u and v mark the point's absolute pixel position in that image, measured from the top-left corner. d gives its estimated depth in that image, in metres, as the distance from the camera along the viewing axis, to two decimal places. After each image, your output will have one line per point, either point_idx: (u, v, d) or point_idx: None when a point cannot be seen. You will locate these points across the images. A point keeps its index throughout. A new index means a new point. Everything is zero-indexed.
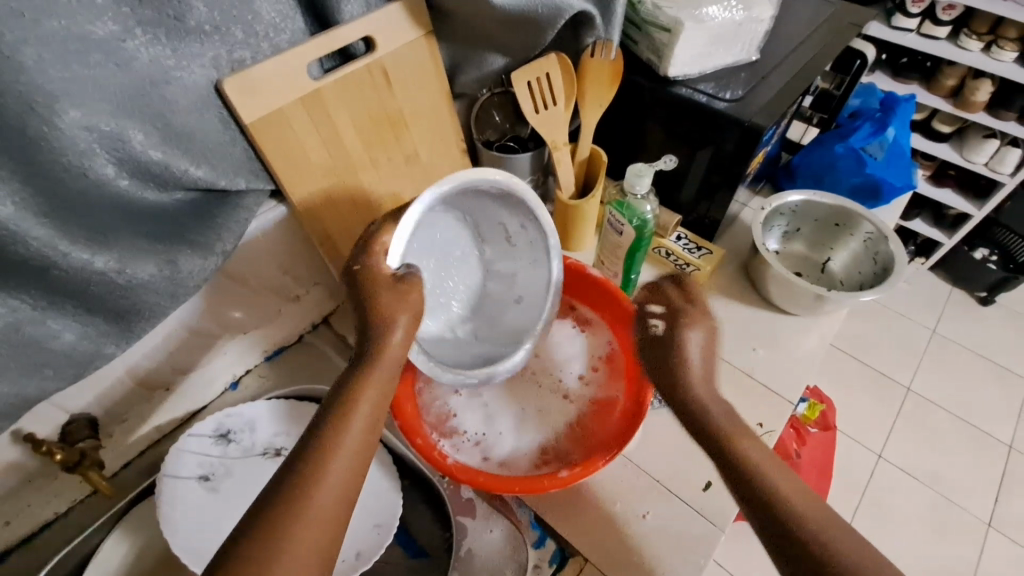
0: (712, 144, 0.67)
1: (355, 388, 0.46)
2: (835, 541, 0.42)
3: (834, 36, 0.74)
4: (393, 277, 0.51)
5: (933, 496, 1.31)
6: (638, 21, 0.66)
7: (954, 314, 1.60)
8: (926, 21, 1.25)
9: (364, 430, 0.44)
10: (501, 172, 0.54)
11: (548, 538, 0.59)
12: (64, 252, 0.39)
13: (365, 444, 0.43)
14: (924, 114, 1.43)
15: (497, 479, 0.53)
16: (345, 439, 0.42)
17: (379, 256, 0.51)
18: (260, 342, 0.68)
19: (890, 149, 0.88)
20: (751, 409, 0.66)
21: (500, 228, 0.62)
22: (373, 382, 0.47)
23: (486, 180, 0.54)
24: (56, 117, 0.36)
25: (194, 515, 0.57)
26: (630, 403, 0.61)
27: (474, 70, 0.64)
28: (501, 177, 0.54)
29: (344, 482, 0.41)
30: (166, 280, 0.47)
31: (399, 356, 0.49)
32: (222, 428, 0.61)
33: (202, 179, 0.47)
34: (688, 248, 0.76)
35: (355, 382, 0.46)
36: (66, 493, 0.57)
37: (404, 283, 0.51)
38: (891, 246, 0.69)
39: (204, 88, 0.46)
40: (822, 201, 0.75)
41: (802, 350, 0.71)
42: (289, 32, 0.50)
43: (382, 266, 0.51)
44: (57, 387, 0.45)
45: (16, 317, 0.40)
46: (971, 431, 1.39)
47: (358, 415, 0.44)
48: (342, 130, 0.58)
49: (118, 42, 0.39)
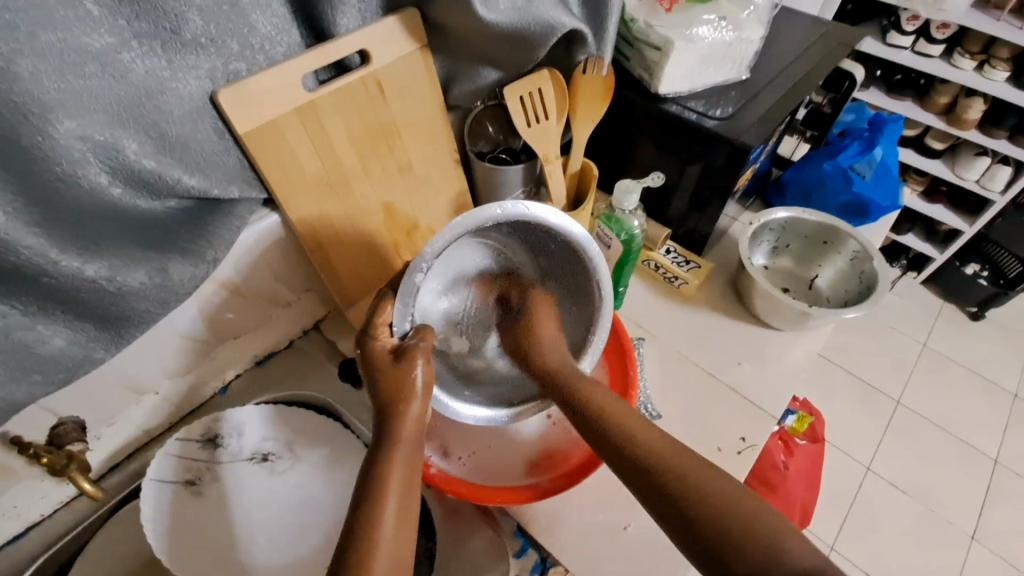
0: (702, 160, 0.68)
1: (386, 465, 0.46)
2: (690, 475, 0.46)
3: (825, 55, 0.76)
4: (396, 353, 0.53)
5: (919, 508, 1.32)
6: (630, 38, 0.68)
7: (944, 328, 1.62)
8: (920, 39, 1.27)
9: (399, 501, 0.44)
10: (498, 205, 0.51)
11: (529, 548, 0.60)
12: (55, 261, 0.40)
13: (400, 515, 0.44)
14: (918, 131, 1.44)
15: (480, 488, 0.55)
16: (387, 514, 0.43)
17: (384, 332, 0.54)
18: (250, 347, 0.69)
19: (879, 168, 0.88)
20: (736, 423, 0.67)
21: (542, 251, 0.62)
22: (396, 462, 0.47)
23: (494, 216, 0.51)
24: (50, 127, 0.37)
25: (178, 519, 0.58)
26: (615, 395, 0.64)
27: (468, 84, 0.65)
28: (511, 207, 0.51)
29: (398, 550, 0.42)
30: (156, 287, 0.47)
31: (414, 434, 0.49)
32: (210, 432, 0.62)
33: (195, 188, 0.48)
34: (677, 262, 0.78)
35: (382, 464, 0.47)
36: (50, 495, 0.57)
37: (404, 352, 0.52)
38: (875, 265, 0.71)
39: (199, 100, 0.47)
40: (809, 219, 0.76)
41: (787, 364, 0.72)
42: (285, 45, 0.51)
43: (384, 343, 0.53)
44: (46, 391, 0.45)
45: (6, 322, 0.40)
46: (958, 445, 1.40)
47: (393, 495, 0.44)
48: (336, 141, 0.59)
49: (115, 54, 0.40)
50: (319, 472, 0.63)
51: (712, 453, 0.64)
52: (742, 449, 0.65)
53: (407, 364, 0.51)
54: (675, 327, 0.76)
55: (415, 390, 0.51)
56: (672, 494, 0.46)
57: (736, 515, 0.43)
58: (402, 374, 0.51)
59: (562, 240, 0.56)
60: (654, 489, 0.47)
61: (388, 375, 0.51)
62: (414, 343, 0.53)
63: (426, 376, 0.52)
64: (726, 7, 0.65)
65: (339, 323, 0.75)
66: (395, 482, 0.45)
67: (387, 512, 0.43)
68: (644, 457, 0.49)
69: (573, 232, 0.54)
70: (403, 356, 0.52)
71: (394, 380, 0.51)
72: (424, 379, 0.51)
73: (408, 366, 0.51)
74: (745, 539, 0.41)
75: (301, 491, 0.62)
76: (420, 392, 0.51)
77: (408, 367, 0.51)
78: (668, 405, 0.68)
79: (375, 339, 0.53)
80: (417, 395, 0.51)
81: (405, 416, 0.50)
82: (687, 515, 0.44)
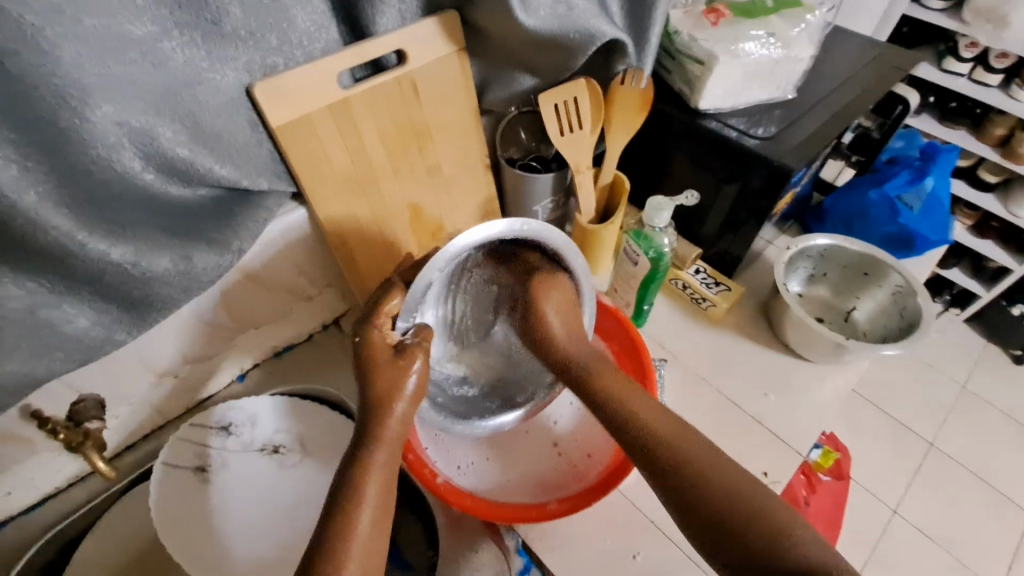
0: (740, 180, 0.66)
1: (364, 472, 0.45)
2: (695, 463, 0.47)
3: (877, 78, 0.72)
4: (393, 349, 0.50)
5: (944, 556, 1.26)
6: (672, 50, 0.66)
7: (983, 371, 1.54)
8: (978, 67, 1.20)
9: (374, 518, 0.43)
10: (531, 223, 0.52)
11: (532, 567, 0.58)
12: (82, 243, 0.41)
13: (378, 532, 0.43)
14: (970, 162, 1.38)
15: (484, 503, 0.53)
16: (359, 521, 0.42)
17: (385, 323, 0.51)
18: (271, 336, 0.69)
19: (928, 200, 0.84)
20: (757, 457, 0.64)
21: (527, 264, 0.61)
22: (375, 465, 0.46)
23: (508, 231, 0.51)
24: (87, 111, 0.37)
25: (181, 500, 0.58)
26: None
27: (503, 89, 0.64)
28: (529, 227, 0.51)
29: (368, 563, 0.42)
30: (180, 274, 0.48)
31: (396, 436, 0.48)
32: (224, 420, 0.62)
33: (226, 178, 0.48)
34: (706, 283, 0.75)
35: (361, 458, 0.46)
36: (65, 468, 0.58)
37: (403, 351, 0.50)
38: (919, 302, 0.67)
39: (235, 91, 0.47)
40: (850, 248, 0.72)
41: (815, 399, 0.69)
42: (323, 41, 0.51)
43: (385, 335, 0.51)
44: (66, 369, 0.45)
45: (33, 300, 0.41)
46: (992, 494, 1.33)
47: (366, 505, 0.43)
48: (367, 139, 0.59)
49: (155, 42, 0.40)
50: (329, 470, 0.63)
51: None
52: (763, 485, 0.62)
53: (399, 364, 0.49)
54: (700, 351, 0.73)
55: (407, 392, 0.49)
56: (688, 496, 0.46)
57: (747, 508, 0.44)
58: (400, 373, 0.49)
59: (564, 267, 0.58)
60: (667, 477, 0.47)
61: (381, 372, 0.48)
62: (416, 341, 0.51)
63: (421, 376, 0.50)
64: (775, 23, 0.63)
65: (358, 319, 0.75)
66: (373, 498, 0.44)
67: (361, 517, 0.43)
68: (677, 465, 0.47)
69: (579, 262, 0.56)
70: (403, 352, 0.50)
71: (390, 378, 0.48)
72: (418, 384, 0.49)
73: (402, 367, 0.49)
74: (788, 558, 0.41)
75: (307, 487, 0.62)
76: (410, 393, 0.49)
77: (406, 366, 0.49)
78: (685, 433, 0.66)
79: (375, 330, 0.50)
80: (407, 395, 0.49)
81: (393, 417, 0.48)
82: (698, 503, 0.45)
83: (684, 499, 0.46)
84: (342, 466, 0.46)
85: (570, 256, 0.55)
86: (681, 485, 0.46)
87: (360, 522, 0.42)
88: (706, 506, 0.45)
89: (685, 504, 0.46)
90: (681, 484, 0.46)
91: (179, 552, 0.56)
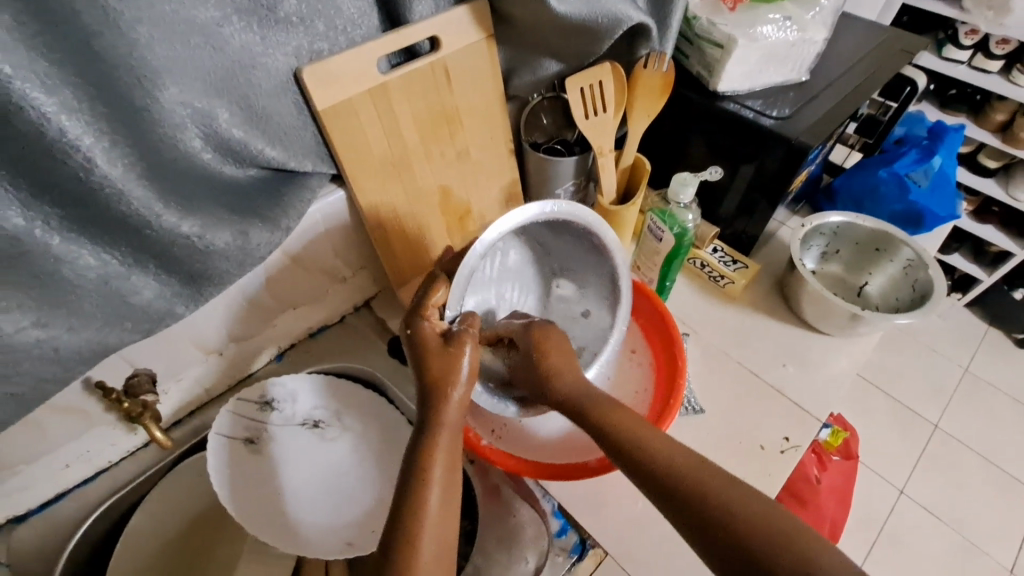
0: (757, 160, 0.68)
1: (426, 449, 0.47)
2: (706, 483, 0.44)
3: (886, 62, 0.75)
4: (442, 337, 0.52)
5: (954, 536, 1.28)
6: (691, 36, 0.68)
7: (987, 355, 1.57)
8: (978, 54, 1.23)
9: (443, 495, 0.45)
10: (558, 203, 0.54)
11: (569, 529, 0.60)
12: (158, 215, 0.43)
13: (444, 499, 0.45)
14: (971, 148, 1.41)
15: (526, 463, 0.58)
16: (428, 504, 0.44)
17: (433, 315, 0.53)
18: (307, 317, 0.72)
19: (936, 177, 0.89)
20: (778, 424, 0.67)
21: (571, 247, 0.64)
22: (440, 447, 0.47)
23: (539, 214, 0.54)
24: (158, 91, 0.40)
25: (232, 470, 0.60)
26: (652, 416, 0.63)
27: (529, 74, 0.67)
28: (557, 208, 0.54)
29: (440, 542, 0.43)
30: (237, 249, 0.50)
31: (456, 420, 0.49)
32: (267, 396, 0.65)
33: (275, 159, 0.51)
34: (724, 261, 0.78)
35: (425, 442, 0.48)
36: (119, 441, 0.61)
37: (453, 336, 0.52)
38: (930, 273, 0.70)
39: (284, 75, 0.50)
40: (864, 224, 0.75)
41: (832, 369, 0.72)
42: (364, 27, 0.54)
43: (434, 325, 0.53)
44: (131, 340, 0.47)
45: (106, 271, 0.43)
46: (1000, 475, 1.36)
47: (435, 480, 0.46)
48: (402, 123, 0.61)
49: (217, 27, 0.42)
50: (372, 439, 0.66)
51: (755, 451, 0.64)
52: (784, 449, 0.65)
53: (449, 350, 0.51)
54: (720, 327, 0.76)
55: (461, 377, 0.50)
56: (701, 513, 0.43)
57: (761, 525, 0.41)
58: (451, 357, 0.51)
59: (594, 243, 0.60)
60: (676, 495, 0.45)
61: (434, 358, 0.51)
62: (462, 328, 0.53)
63: (473, 361, 0.52)
64: (790, 8, 0.65)
65: (389, 301, 0.77)
66: (438, 469, 0.46)
67: (429, 501, 0.44)
68: (688, 481, 0.45)
69: (608, 237, 0.58)
70: (454, 339, 0.52)
71: (443, 362, 0.50)
72: (472, 365, 0.51)
73: (453, 351, 0.51)
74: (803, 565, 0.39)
75: (347, 458, 0.65)
76: (466, 378, 0.51)
77: (458, 351, 0.51)
78: (709, 402, 0.69)
79: (425, 321, 0.53)
80: (462, 381, 0.50)
81: (450, 401, 0.49)
82: (709, 520, 0.43)
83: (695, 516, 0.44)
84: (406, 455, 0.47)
85: (600, 231, 0.57)
86: (698, 513, 0.43)
87: (432, 495, 0.45)
88: (720, 523, 0.42)
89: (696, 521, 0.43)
90: (695, 513, 0.43)
91: (247, 521, 0.58)
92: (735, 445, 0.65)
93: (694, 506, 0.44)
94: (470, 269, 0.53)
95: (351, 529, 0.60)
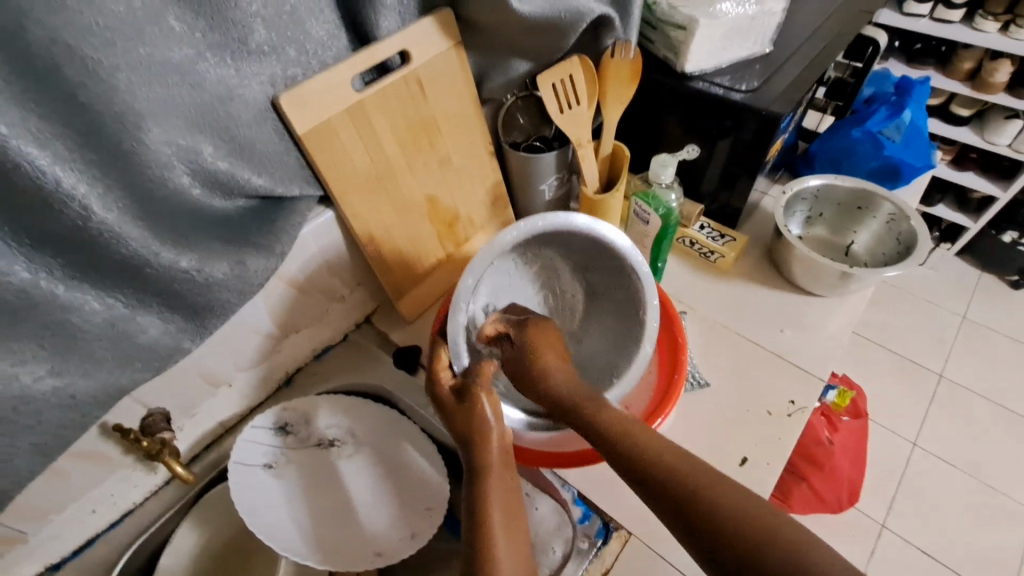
0: (732, 134, 0.70)
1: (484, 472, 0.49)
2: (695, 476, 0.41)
3: (845, 25, 0.77)
4: (458, 392, 0.55)
5: (972, 481, 1.30)
6: (654, 21, 0.70)
7: (983, 300, 1.59)
8: (938, 6, 1.25)
9: (506, 515, 0.46)
10: (520, 225, 0.54)
11: (592, 515, 0.61)
12: (156, 253, 0.44)
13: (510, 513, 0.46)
14: (941, 99, 1.43)
15: (541, 453, 0.61)
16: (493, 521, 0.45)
17: (444, 376, 0.57)
18: (311, 340, 0.73)
19: (908, 131, 0.90)
20: (782, 388, 0.68)
21: (577, 250, 0.63)
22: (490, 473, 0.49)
23: (507, 241, 0.54)
24: (143, 134, 0.41)
25: (258, 495, 0.61)
26: (656, 397, 0.64)
27: (501, 76, 0.68)
28: (519, 230, 0.54)
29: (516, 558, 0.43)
30: (236, 278, 0.51)
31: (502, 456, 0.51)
32: (281, 421, 0.66)
33: (262, 187, 0.52)
34: (712, 236, 0.79)
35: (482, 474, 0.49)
36: (141, 482, 0.62)
37: (466, 385, 0.55)
38: (913, 224, 0.71)
39: (263, 103, 0.51)
40: (841, 185, 0.77)
41: (828, 329, 0.73)
42: (334, 49, 0.55)
43: (447, 385, 0.56)
44: (143, 377, 0.48)
45: (112, 314, 0.44)
46: (1006, 415, 1.38)
47: None
48: (382, 137, 0.62)
49: (192, 64, 0.43)
50: (385, 451, 0.67)
51: (763, 417, 0.66)
52: (792, 411, 0.66)
53: (467, 403, 0.53)
54: (716, 301, 0.77)
55: (489, 418, 0.52)
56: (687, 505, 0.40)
57: (752, 518, 0.38)
58: (470, 408, 0.53)
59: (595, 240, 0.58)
60: (656, 486, 0.43)
61: (457, 415, 0.53)
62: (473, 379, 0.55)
63: (492, 403, 0.54)
64: None
65: (389, 315, 0.79)
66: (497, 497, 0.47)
67: (496, 523, 0.45)
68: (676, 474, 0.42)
69: (598, 228, 0.56)
70: (467, 394, 0.54)
71: (464, 417, 0.53)
72: (493, 408, 0.53)
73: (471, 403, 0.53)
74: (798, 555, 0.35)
75: (366, 473, 0.66)
76: (494, 418, 0.53)
77: (473, 401, 0.53)
78: (714, 375, 0.70)
79: (439, 384, 0.56)
80: (492, 419, 0.53)
81: (489, 440, 0.51)
82: (693, 509, 0.40)
83: (681, 509, 0.40)
84: (463, 501, 0.48)
85: (586, 228, 0.56)
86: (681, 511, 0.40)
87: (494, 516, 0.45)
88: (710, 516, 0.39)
89: (681, 514, 0.40)
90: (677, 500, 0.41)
91: (308, 551, 0.59)
92: (744, 413, 0.66)
93: (686, 504, 0.40)
94: (458, 316, 0.56)
95: (379, 540, 0.61)
